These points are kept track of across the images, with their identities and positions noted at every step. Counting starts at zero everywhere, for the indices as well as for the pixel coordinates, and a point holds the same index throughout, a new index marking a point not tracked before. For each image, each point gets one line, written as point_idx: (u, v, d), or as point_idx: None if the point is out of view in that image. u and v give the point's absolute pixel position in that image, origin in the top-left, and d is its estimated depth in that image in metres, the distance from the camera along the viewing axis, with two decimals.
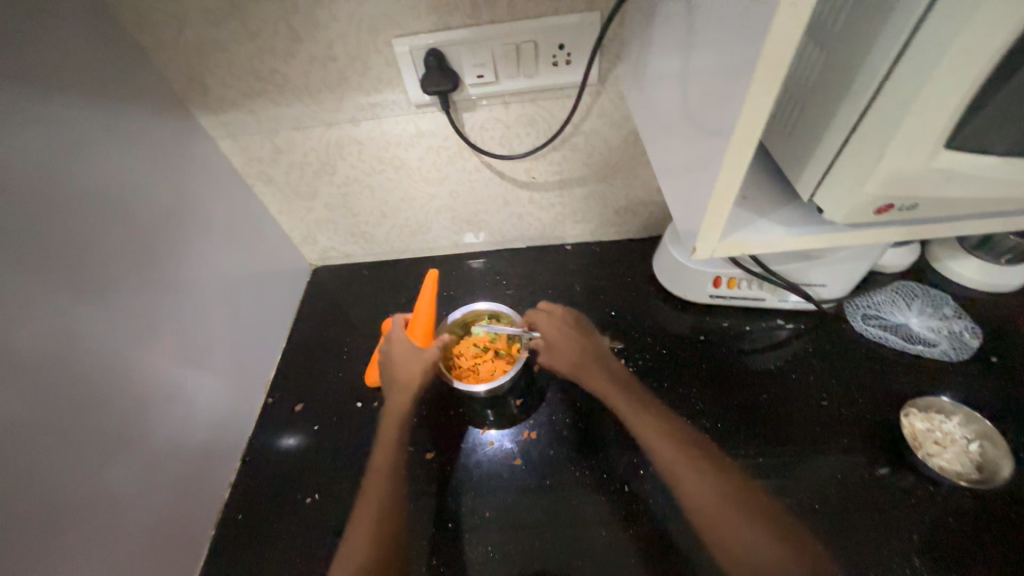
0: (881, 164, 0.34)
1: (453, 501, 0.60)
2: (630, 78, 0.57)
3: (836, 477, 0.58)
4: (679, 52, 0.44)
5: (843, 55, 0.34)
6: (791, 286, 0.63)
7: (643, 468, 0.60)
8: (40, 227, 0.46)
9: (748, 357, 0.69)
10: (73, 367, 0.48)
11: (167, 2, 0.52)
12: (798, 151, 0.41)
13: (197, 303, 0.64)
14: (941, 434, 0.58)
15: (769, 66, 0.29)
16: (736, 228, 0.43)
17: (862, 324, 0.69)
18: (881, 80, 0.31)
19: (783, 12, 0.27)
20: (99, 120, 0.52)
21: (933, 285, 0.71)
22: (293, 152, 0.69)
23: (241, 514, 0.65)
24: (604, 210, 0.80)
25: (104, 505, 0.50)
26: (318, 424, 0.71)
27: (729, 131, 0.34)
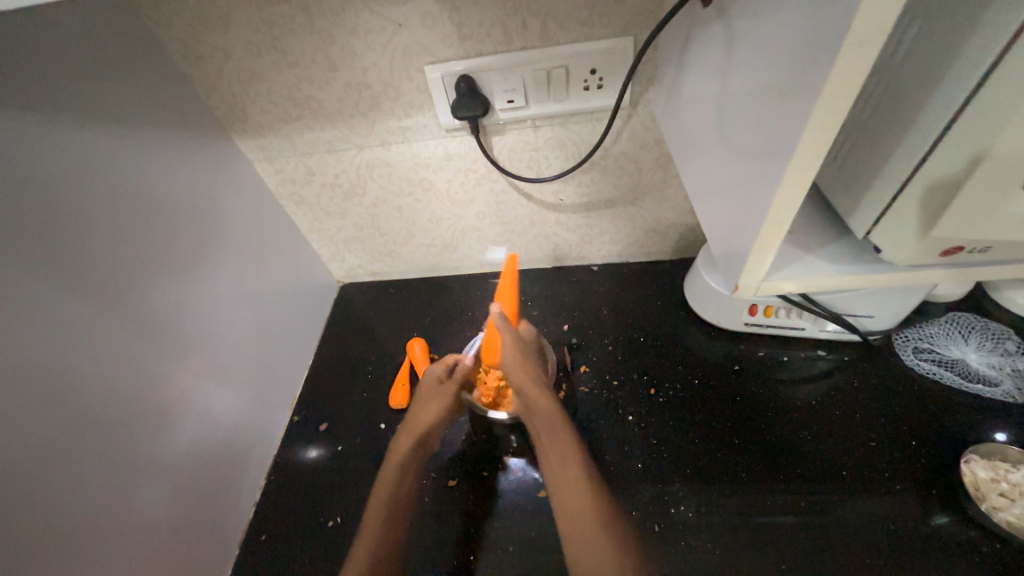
0: (954, 205, 0.31)
1: (474, 532, 0.59)
2: (664, 102, 0.56)
3: (888, 527, 0.53)
4: (719, 81, 0.42)
5: (909, 86, 0.32)
6: (832, 317, 0.60)
7: (675, 507, 0.57)
8: (85, 255, 0.47)
9: (787, 390, 0.65)
10: (107, 390, 0.49)
11: (212, 35, 0.54)
12: (854, 185, 0.38)
13: (227, 324, 0.65)
14: (1009, 486, 0.52)
15: (826, 111, 0.27)
16: (781, 265, 0.41)
17: (913, 359, 0.64)
18: (951, 117, 0.29)
19: (845, 55, 0.25)
20: (145, 148, 0.55)
21: (993, 317, 0.66)
22: (326, 173, 0.70)
23: (263, 535, 0.65)
24: (633, 231, 0.78)
25: (131, 527, 0.51)
26: (342, 445, 0.70)
27: (778, 174, 0.32)
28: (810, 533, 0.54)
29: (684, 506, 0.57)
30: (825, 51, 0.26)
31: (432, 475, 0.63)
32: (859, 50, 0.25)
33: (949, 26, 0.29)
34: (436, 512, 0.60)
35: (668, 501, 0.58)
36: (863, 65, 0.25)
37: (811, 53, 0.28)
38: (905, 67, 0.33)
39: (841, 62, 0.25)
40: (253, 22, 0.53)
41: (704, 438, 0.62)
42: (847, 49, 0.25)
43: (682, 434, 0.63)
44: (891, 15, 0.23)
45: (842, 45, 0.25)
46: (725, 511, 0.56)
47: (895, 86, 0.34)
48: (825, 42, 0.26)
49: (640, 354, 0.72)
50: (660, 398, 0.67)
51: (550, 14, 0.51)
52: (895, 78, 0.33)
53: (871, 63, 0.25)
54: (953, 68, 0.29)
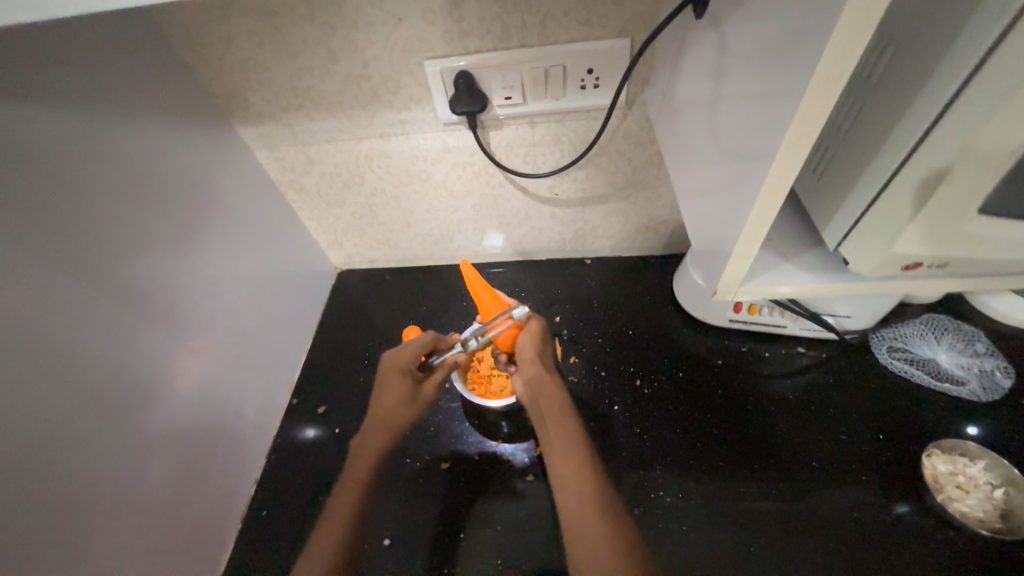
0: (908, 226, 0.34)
1: (464, 511, 0.62)
2: (658, 103, 0.57)
3: (850, 514, 0.57)
4: (709, 89, 0.43)
5: (884, 106, 0.34)
6: (811, 316, 0.62)
7: (655, 491, 0.61)
8: (92, 243, 0.49)
9: (766, 384, 0.68)
10: (115, 373, 0.51)
11: (213, 24, 0.55)
12: (830, 196, 0.40)
13: (228, 309, 0.67)
14: (964, 478, 0.56)
15: (798, 135, 0.29)
16: (758, 270, 0.43)
17: (887, 357, 0.67)
18: (917, 140, 0.31)
19: (815, 86, 0.27)
20: (147, 135, 0.55)
21: (967, 319, 0.69)
22: (325, 163, 0.71)
23: (265, 510, 0.68)
24: (625, 226, 0.80)
25: (140, 501, 0.54)
26: (339, 427, 0.73)
27: (755, 190, 0.34)
28: (778, 518, 0.58)
29: (662, 491, 0.61)
30: (798, 79, 0.28)
31: (425, 457, 0.67)
32: (827, 82, 0.26)
33: (921, 53, 0.30)
34: (428, 491, 0.64)
35: (648, 487, 0.61)
36: (832, 96, 0.27)
37: (788, 78, 0.29)
38: (880, 87, 0.34)
39: (812, 92, 0.27)
40: (254, 13, 0.53)
41: (685, 428, 0.65)
42: (817, 80, 0.26)
43: (665, 424, 0.66)
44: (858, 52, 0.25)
45: (812, 76, 0.26)
46: (701, 497, 0.60)
47: (870, 106, 0.35)
48: (799, 71, 0.28)
49: (628, 346, 0.75)
50: (646, 389, 0.70)
51: (549, 14, 0.52)
52: (870, 97, 0.35)
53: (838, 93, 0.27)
54: (924, 93, 0.30)
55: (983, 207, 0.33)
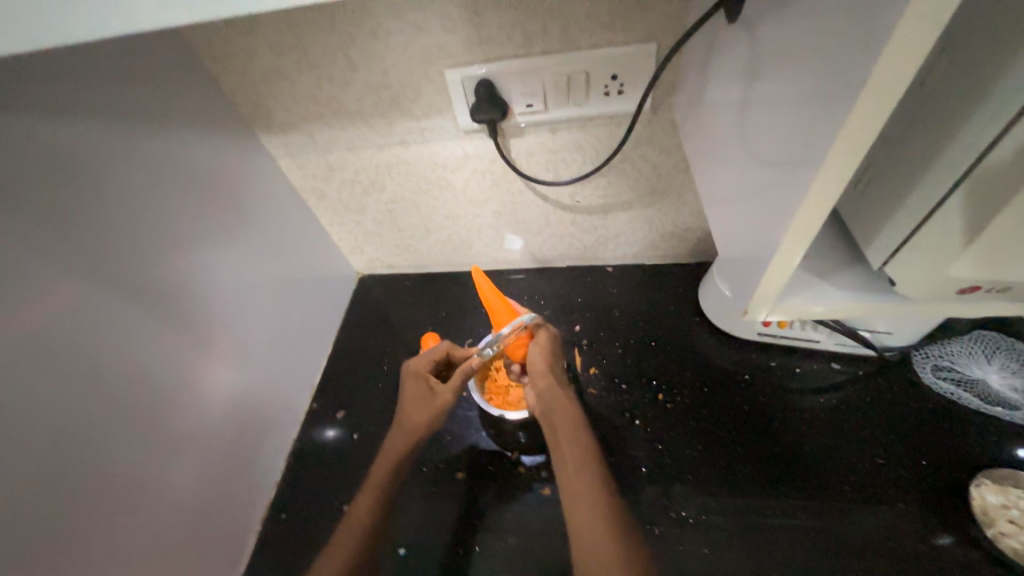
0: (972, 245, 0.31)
1: (480, 525, 0.61)
2: (685, 109, 0.55)
3: (889, 544, 0.53)
4: (740, 97, 0.41)
5: (936, 116, 0.31)
6: (848, 331, 0.59)
7: (677, 512, 0.59)
8: (123, 253, 0.50)
9: (796, 402, 0.65)
10: (143, 380, 0.53)
11: (239, 37, 0.55)
12: (875, 211, 0.38)
13: (251, 315, 0.68)
14: (1018, 512, 0.52)
15: (842, 154, 0.27)
16: (792, 289, 0.41)
17: (931, 377, 0.63)
18: (977, 155, 0.28)
19: (864, 104, 0.24)
20: (175, 146, 0.57)
21: (1021, 337, 0.64)
22: (346, 170, 0.71)
23: (284, 514, 0.69)
24: (648, 234, 0.78)
25: (166, 503, 0.55)
26: (357, 433, 0.74)
27: (792, 210, 0.32)
28: (809, 546, 0.54)
29: (684, 511, 0.59)
30: (843, 94, 0.26)
31: (442, 467, 0.66)
32: (878, 99, 0.24)
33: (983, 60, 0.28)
34: (444, 501, 0.63)
35: (669, 505, 0.59)
36: (882, 113, 0.25)
37: (830, 93, 0.27)
38: (933, 96, 0.32)
39: (860, 110, 0.25)
40: (277, 25, 0.53)
41: (709, 445, 0.63)
42: (867, 97, 0.24)
43: (688, 441, 0.64)
44: (914, 68, 0.22)
45: (861, 93, 0.24)
46: (725, 518, 0.57)
47: (921, 116, 0.33)
48: (845, 86, 0.26)
49: (650, 358, 0.72)
50: (669, 404, 0.67)
51: (572, 19, 0.50)
52: (922, 107, 0.33)
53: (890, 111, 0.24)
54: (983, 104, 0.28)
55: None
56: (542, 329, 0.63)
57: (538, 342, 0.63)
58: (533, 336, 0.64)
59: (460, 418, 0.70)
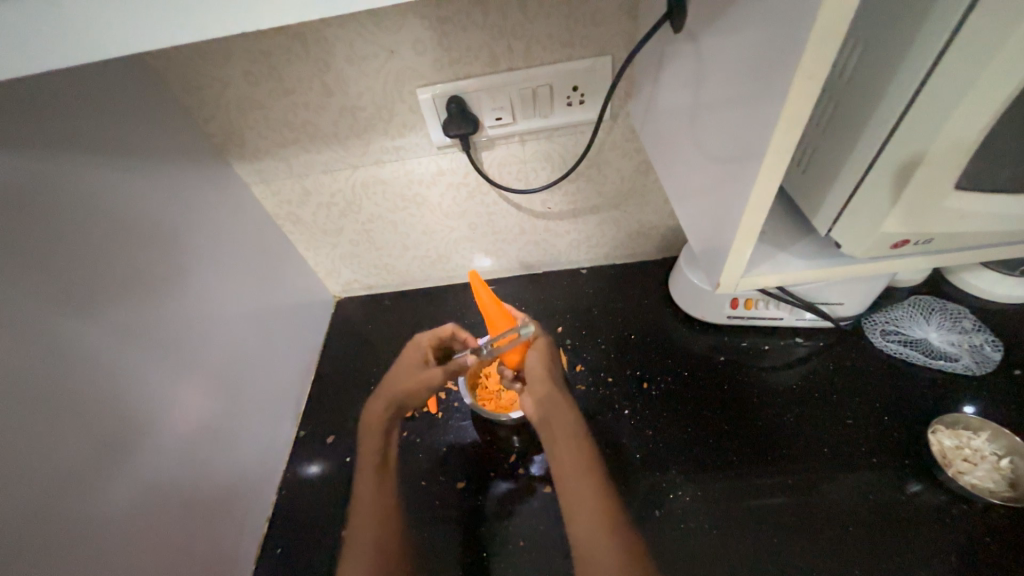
0: (895, 206, 0.36)
1: (485, 531, 0.61)
2: (641, 114, 0.60)
3: (866, 497, 0.58)
4: (691, 98, 0.46)
5: (856, 102, 0.37)
6: (806, 305, 0.64)
7: (673, 492, 0.61)
8: (94, 286, 0.49)
9: (769, 377, 0.69)
10: (121, 416, 0.51)
11: (210, 67, 0.56)
12: (816, 188, 0.43)
13: (230, 344, 0.67)
14: (970, 451, 0.58)
15: (785, 133, 0.31)
16: (757, 262, 0.45)
17: (882, 341, 0.70)
18: (891, 129, 0.34)
19: (799, 87, 0.29)
20: (146, 177, 0.56)
21: (951, 298, 0.72)
22: (321, 193, 0.72)
23: (279, 549, 0.66)
24: (618, 234, 0.82)
25: (151, 546, 0.53)
26: (350, 456, 0.72)
27: (749, 189, 0.35)
28: (796, 507, 0.58)
29: (682, 491, 0.61)
30: (780, 84, 0.30)
31: (441, 479, 0.66)
32: (808, 84, 0.29)
33: (888, 52, 0.33)
34: (446, 511, 0.63)
35: (666, 488, 0.62)
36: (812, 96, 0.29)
37: (769, 84, 0.31)
38: (853, 83, 0.37)
39: (794, 93, 0.29)
40: (249, 54, 0.55)
41: (696, 425, 0.66)
42: (799, 82, 0.29)
43: (676, 424, 0.67)
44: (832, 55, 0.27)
45: (794, 79, 0.29)
46: (719, 493, 0.60)
47: (846, 102, 0.38)
48: (780, 75, 0.30)
49: (632, 351, 0.76)
50: (654, 392, 0.70)
51: (533, 38, 0.55)
52: (843, 95, 0.38)
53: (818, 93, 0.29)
54: (891, 86, 0.33)
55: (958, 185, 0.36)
56: (541, 337, 0.62)
57: (536, 347, 0.62)
58: (533, 342, 0.62)
59: (453, 428, 0.70)
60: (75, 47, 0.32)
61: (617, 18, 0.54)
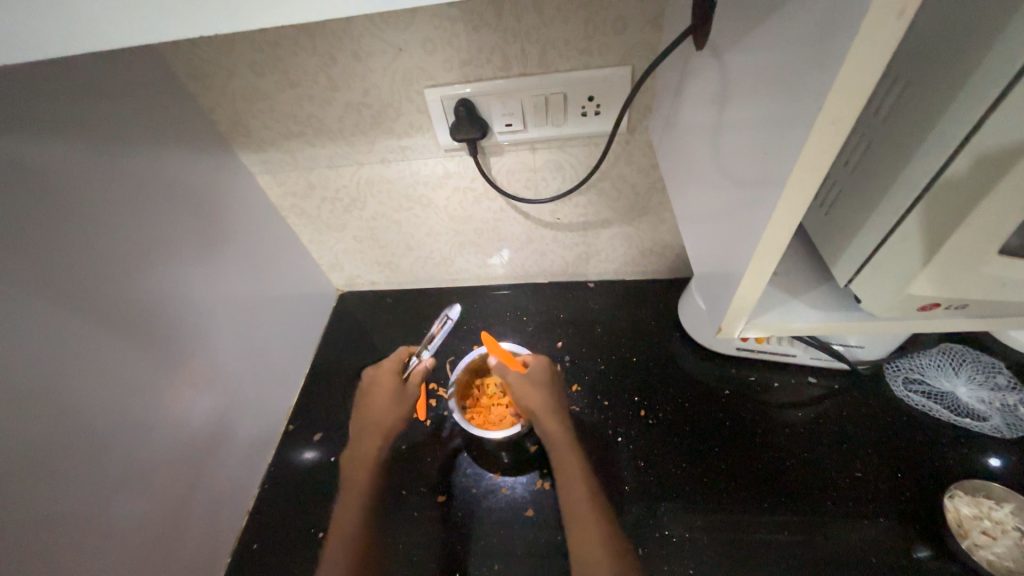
0: (926, 265, 0.33)
1: (461, 548, 0.59)
2: (659, 129, 0.57)
3: (870, 559, 0.53)
4: (709, 118, 0.42)
5: (903, 139, 0.33)
6: (822, 345, 0.61)
7: (661, 530, 0.58)
8: (82, 269, 0.48)
9: (776, 416, 0.65)
10: (104, 405, 0.50)
11: (217, 55, 0.55)
12: (847, 229, 0.39)
13: (222, 332, 0.66)
14: (990, 523, 0.53)
15: (802, 178, 0.27)
16: (765, 308, 0.43)
17: (903, 389, 0.65)
18: (931, 176, 0.31)
19: (820, 131, 0.25)
20: (150, 164, 0.56)
21: (986, 349, 0.66)
22: (326, 188, 0.71)
23: (255, 545, 0.65)
24: (629, 250, 0.79)
25: (124, 537, 0.51)
26: (335, 455, 0.70)
27: (761, 229, 0.31)
28: (794, 562, 0.54)
29: (667, 530, 0.58)
30: (800, 119, 0.26)
31: (423, 490, 0.64)
32: (832, 126, 0.25)
33: (943, 88, 0.29)
34: (422, 523, 0.62)
35: (652, 525, 0.58)
36: (835, 142, 0.25)
37: (789, 117, 0.28)
38: (890, 121, 0.34)
39: (816, 135, 0.25)
40: (256, 44, 0.53)
41: (692, 461, 0.63)
42: (820, 124, 0.25)
43: (672, 457, 0.63)
44: (862, 98, 0.23)
45: (814, 120, 0.25)
46: (709, 536, 0.57)
47: (880, 142, 0.35)
48: (802, 111, 0.26)
49: (633, 375, 0.72)
50: (651, 421, 0.67)
51: (549, 44, 0.52)
52: (878, 134, 0.36)
53: (845, 138, 0.25)
54: (941, 124, 0.29)
55: (1001, 248, 0.33)
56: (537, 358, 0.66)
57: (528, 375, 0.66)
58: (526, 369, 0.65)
59: (441, 439, 0.68)
60: (50, 25, 0.29)
61: (640, 27, 0.50)
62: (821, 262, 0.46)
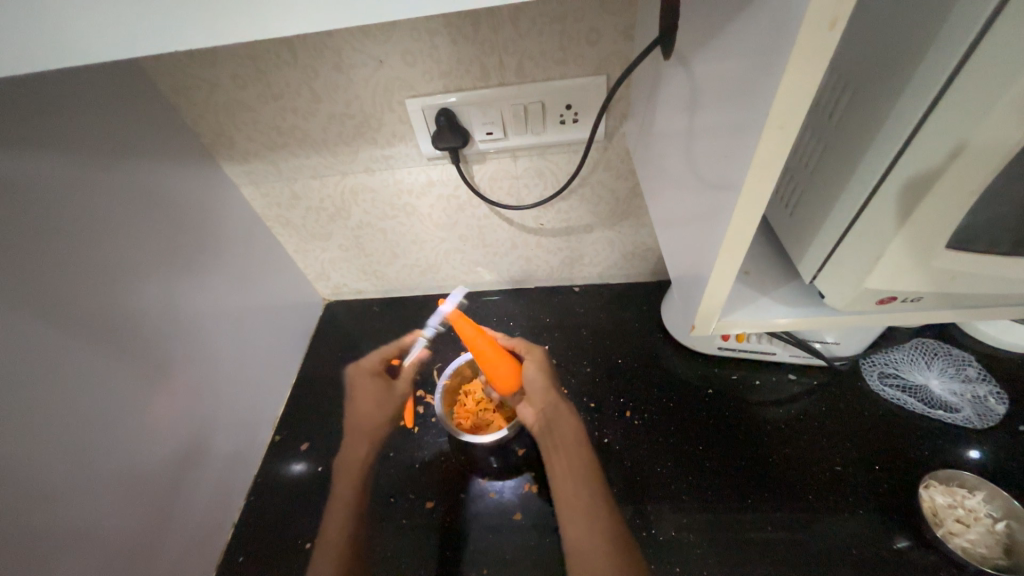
0: (883, 260, 0.35)
1: (450, 554, 0.59)
2: (635, 136, 0.58)
3: (851, 551, 0.55)
4: (679, 123, 0.43)
5: (857, 141, 0.35)
6: (799, 342, 0.62)
7: (649, 529, 0.58)
8: (65, 281, 0.48)
9: (758, 413, 0.67)
10: (89, 418, 0.49)
11: (199, 68, 0.56)
12: (811, 228, 0.41)
13: (207, 343, 0.65)
14: (964, 511, 0.55)
15: (760, 179, 0.29)
16: (737, 305, 0.44)
17: (879, 384, 0.67)
18: (883, 176, 0.32)
19: (771, 134, 0.26)
20: (133, 177, 0.56)
21: (956, 343, 0.69)
22: (310, 198, 0.71)
23: (241, 558, 0.64)
24: (612, 254, 0.80)
25: (111, 553, 0.51)
26: (322, 465, 0.70)
27: (725, 228, 0.33)
28: (778, 556, 0.55)
29: (656, 530, 0.58)
30: (755, 123, 0.28)
31: (411, 496, 0.64)
32: (783, 129, 0.26)
33: (890, 94, 0.31)
34: (411, 531, 0.61)
35: (640, 525, 0.59)
36: (788, 144, 0.27)
37: (746, 122, 0.29)
38: (842, 124, 0.36)
39: (770, 139, 0.27)
40: (239, 58, 0.54)
41: (677, 460, 0.63)
42: (771, 127, 0.26)
43: (657, 457, 0.64)
44: (807, 103, 0.25)
45: (767, 124, 0.26)
46: (696, 534, 0.57)
47: (834, 144, 0.37)
48: (756, 116, 0.28)
49: (618, 376, 0.73)
50: (636, 421, 0.68)
51: (526, 55, 0.53)
52: (832, 137, 0.38)
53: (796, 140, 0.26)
54: (889, 127, 0.31)
55: (952, 243, 0.34)
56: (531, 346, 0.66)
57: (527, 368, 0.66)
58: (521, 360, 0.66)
59: (429, 445, 0.68)
60: (29, 39, 0.30)
61: (613, 38, 0.52)
62: (791, 260, 0.48)
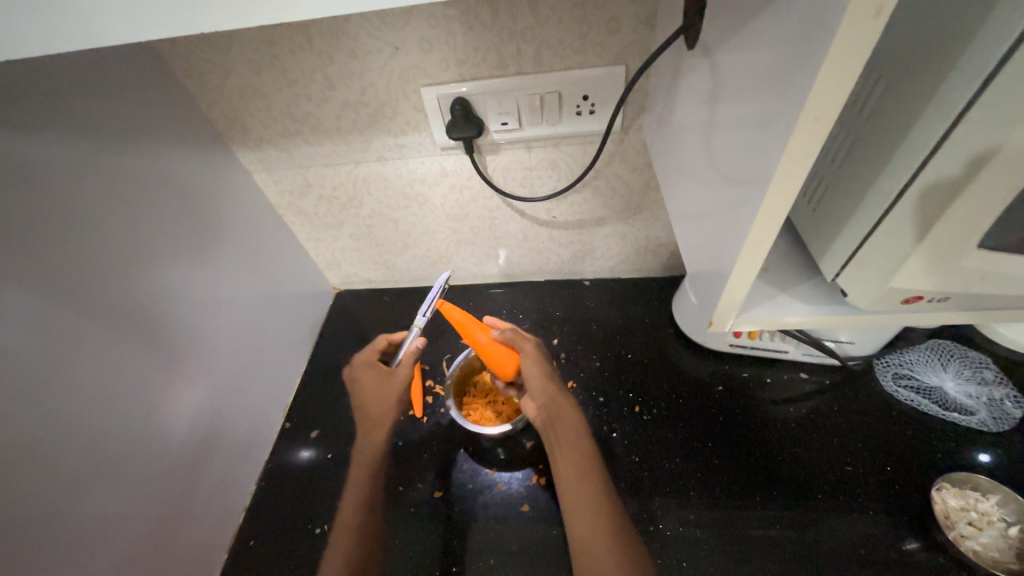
0: (910, 259, 0.34)
1: (457, 542, 0.60)
2: (653, 128, 0.58)
3: (859, 550, 0.54)
4: (701, 115, 0.42)
5: (886, 137, 0.34)
6: (812, 341, 0.62)
7: (656, 523, 0.58)
8: (81, 267, 0.48)
9: (767, 411, 0.66)
10: (104, 402, 0.50)
11: (215, 53, 0.56)
12: (834, 226, 0.40)
13: (219, 330, 0.66)
14: (976, 514, 0.54)
15: (787, 175, 0.28)
16: (754, 303, 0.44)
17: (893, 385, 0.66)
18: (911, 174, 0.32)
19: (803, 127, 0.26)
20: (147, 163, 0.56)
21: (974, 345, 0.68)
22: (323, 186, 0.71)
23: (252, 541, 0.65)
24: (624, 248, 0.80)
25: (124, 532, 0.52)
26: (332, 452, 0.70)
27: (749, 225, 0.32)
28: (785, 554, 0.55)
29: (662, 524, 0.58)
30: (784, 118, 0.27)
31: (419, 485, 0.65)
32: (813, 125, 0.26)
33: (924, 88, 0.30)
34: (419, 520, 0.62)
35: (646, 519, 0.59)
36: (817, 139, 0.26)
37: (774, 116, 0.28)
38: (872, 120, 0.35)
39: (799, 133, 0.26)
40: (254, 43, 0.54)
41: (686, 455, 0.63)
42: (802, 123, 0.26)
43: (667, 452, 0.64)
44: (840, 98, 0.24)
45: (797, 119, 0.26)
46: (702, 530, 0.58)
47: (864, 139, 0.36)
48: (785, 110, 0.27)
49: (629, 370, 0.73)
50: (645, 416, 0.68)
51: (545, 43, 0.53)
52: (861, 133, 0.37)
53: (825, 136, 0.26)
54: (921, 123, 0.30)
55: (981, 242, 0.34)
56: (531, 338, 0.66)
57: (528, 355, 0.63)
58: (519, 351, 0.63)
59: (438, 436, 0.69)
60: (51, 24, 0.30)
61: (633, 27, 0.51)
62: (810, 258, 0.47)
